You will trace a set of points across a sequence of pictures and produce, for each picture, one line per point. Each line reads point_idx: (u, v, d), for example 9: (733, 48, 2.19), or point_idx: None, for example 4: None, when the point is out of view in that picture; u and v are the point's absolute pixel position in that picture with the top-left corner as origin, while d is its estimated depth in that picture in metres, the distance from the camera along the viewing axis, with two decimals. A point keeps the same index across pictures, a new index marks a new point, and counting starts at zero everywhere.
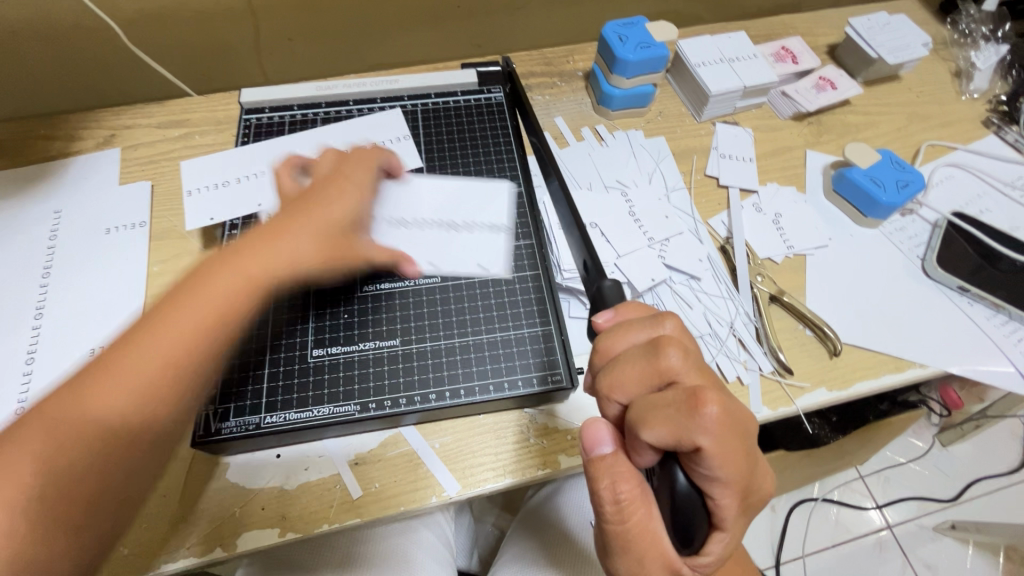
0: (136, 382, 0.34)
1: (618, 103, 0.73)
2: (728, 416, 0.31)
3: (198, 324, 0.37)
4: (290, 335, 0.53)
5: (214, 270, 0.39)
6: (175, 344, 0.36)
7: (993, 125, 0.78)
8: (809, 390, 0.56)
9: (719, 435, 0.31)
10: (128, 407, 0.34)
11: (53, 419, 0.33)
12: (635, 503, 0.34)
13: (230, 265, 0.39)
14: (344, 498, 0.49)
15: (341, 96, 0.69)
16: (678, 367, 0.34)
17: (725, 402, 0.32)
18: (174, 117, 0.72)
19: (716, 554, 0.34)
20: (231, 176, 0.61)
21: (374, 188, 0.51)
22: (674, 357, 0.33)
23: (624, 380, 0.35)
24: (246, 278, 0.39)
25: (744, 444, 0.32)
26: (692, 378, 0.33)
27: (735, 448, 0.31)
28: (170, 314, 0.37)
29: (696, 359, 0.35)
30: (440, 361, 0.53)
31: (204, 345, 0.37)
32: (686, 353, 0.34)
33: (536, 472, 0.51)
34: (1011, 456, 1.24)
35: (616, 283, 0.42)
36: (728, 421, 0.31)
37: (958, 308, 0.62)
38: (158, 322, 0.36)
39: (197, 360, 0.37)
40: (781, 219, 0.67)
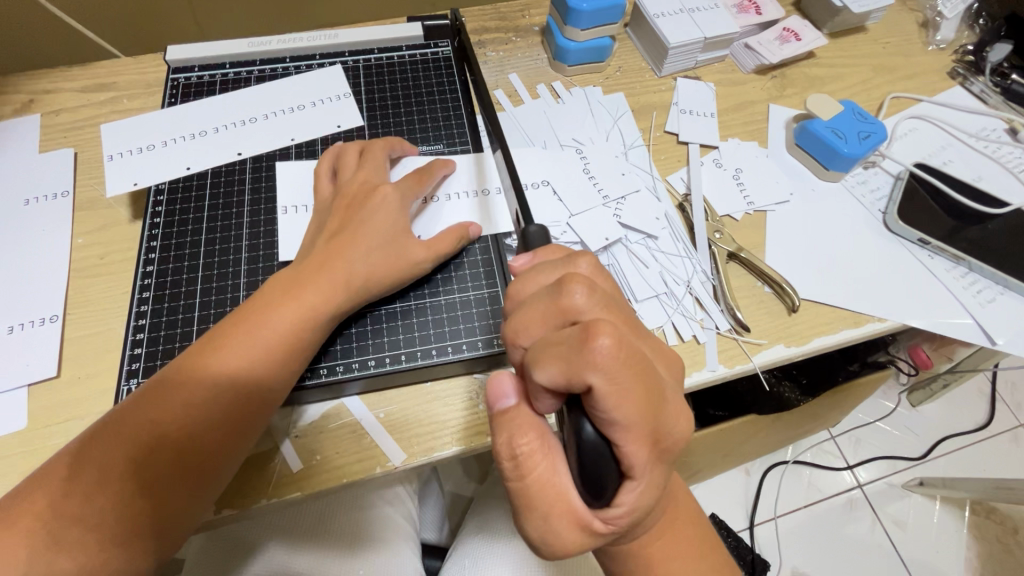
0: (247, 362, 0.43)
1: (575, 58, 0.70)
2: (624, 350, 0.30)
3: (283, 326, 0.44)
4: (220, 305, 0.51)
5: (293, 301, 0.45)
6: (269, 339, 0.44)
7: (958, 76, 0.76)
8: (767, 346, 0.55)
9: (610, 370, 0.29)
10: (239, 384, 0.43)
11: (190, 385, 0.42)
12: (536, 456, 0.33)
13: (303, 296, 0.45)
14: (283, 473, 0.47)
15: (276, 53, 0.64)
16: (580, 304, 0.33)
17: (620, 337, 0.31)
18: (99, 80, 0.67)
19: (630, 507, 0.32)
20: (158, 139, 0.58)
21: (412, 176, 0.53)
22: (575, 294, 0.33)
23: (527, 324, 0.34)
24: (323, 293, 0.46)
25: (646, 381, 0.31)
26: (594, 314, 0.33)
27: (631, 384, 0.30)
28: (269, 310, 0.45)
29: (602, 297, 0.34)
30: (380, 326, 0.51)
31: (287, 352, 0.44)
32: (591, 290, 0.33)
33: (484, 440, 0.49)
34: (978, 413, 1.27)
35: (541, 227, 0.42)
36: (623, 357, 0.30)
37: (918, 261, 0.61)
38: (246, 339, 0.44)
39: (279, 376, 0.44)
40: (741, 174, 0.65)
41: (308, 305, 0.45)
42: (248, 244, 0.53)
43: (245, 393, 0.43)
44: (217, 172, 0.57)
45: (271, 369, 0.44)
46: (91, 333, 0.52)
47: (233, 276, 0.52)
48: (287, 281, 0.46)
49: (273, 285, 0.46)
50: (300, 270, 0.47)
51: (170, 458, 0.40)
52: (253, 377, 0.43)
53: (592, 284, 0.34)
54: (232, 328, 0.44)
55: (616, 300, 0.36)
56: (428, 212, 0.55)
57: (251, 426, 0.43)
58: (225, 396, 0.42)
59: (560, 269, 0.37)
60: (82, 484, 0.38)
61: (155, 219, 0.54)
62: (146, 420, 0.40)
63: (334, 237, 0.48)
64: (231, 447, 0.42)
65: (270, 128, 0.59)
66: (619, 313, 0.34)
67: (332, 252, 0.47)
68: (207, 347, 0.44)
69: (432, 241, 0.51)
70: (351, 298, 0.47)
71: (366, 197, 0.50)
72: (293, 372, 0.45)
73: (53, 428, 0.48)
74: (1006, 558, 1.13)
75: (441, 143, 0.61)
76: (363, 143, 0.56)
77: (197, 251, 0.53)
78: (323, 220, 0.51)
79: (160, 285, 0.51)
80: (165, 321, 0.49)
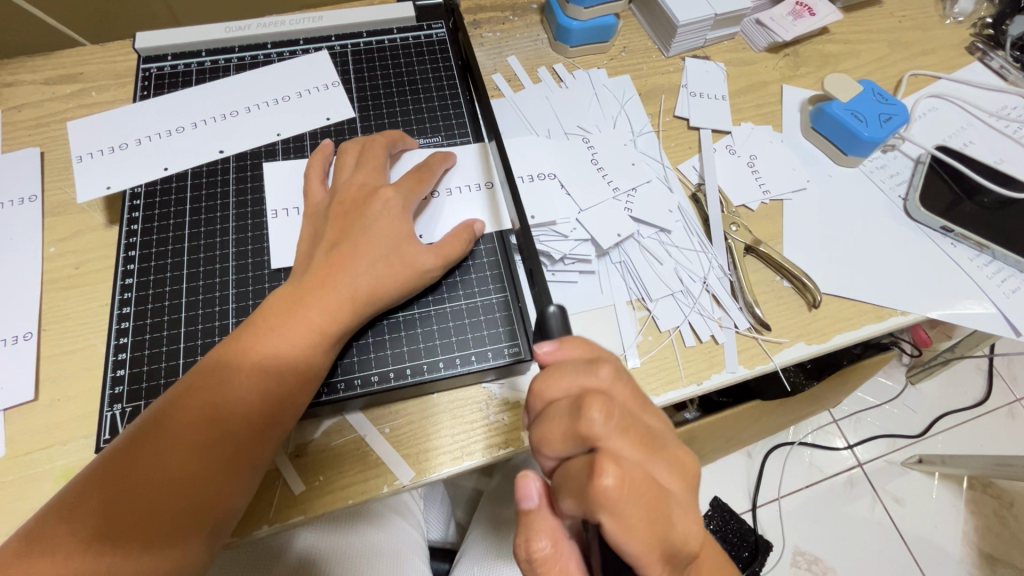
0: (259, 378, 0.41)
1: (578, 39, 0.65)
2: (629, 483, 0.30)
3: (294, 341, 0.42)
4: (208, 319, 0.47)
5: (293, 321, 0.42)
6: (278, 354, 0.41)
7: (977, 51, 0.72)
8: (788, 345, 0.53)
9: (614, 508, 0.30)
10: (249, 403, 0.40)
11: (200, 402, 0.40)
12: (549, 562, 0.34)
13: (305, 316, 0.42)
14: (285, 496, 0.45)
15: (256, 39, 0.59)
16: (598, 430, 0.31)
17: (625, 469, 0.30)
18: (65, 71, 0.62)
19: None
20: (131, 137, 0.53)
21: (415, 176, 0.49)
22: (594, 418, 0.31)
23: (550, 439, 0.33)
24: (332, 305, 0.43)
25: (654, 512, 0.31)
26: (611, 440, 0.31)
27: (641, 517, 0.30)
28: (279, 323, 0.42)
29: (620, 418, 0.32)
30: (382, 338, 0.47)
31: (297, 367, 0.42)
32: (610, 413, 0.32)
33: (498, 453, 0.47)
34: (978, 390, 1.26)
35: (560, 311, 0.37)
36: (629, 491, 0.30)
37: (939, 250, 0.59)
38: (246, 367, 0.41)
39: (295, 389, 0.42)
40: (755, 161, 0.62)
41: (311, 325, 0.42)
42: (236, 251, 0.50)
43: (250, 421, 0.40)
44: (198, 172, 0.53)
45: (275, 398, 0.41)
46: (69, 350, 0.49)
47: (221, 288, 0.48)
48: (287, 301, 0.43)
49: (271, 304, 0.43)
50: (298, 289, 0.44)
51: (170, 494, 0.37)
52: (256, 403, 0.41)
53: (612, 404, 0.32)
54: (232, 352, 0.42)
55: (637, 414, 0.34)
56: (431, 210, 0.52)
57: (257, 455, 0.41)
58: (228, 424, 0.40)
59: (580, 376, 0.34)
60: (79, 523, 0.36)
61: (132, 226, 0.50)
62: (142, 453, 0.38)
63: (335, 248, 0.45)
64: (244, 464, 0.40)
65: (253, 123, 0.55)
66: (636, 432, 0.32)
67: (330, 268, 0.44)
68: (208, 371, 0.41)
69: (441, 246, 0.47)
70: (354, 316, 0.44)
71: (366, 201, 0.47)
72: (300, 395, 0.42)
73: (33, 455, 0.45)
74: (1003, 532, 1.14)
75: (439, 136, 0.56)
76: (361, 141, 0.52)
77: (180, 261, 0.49)
78: (319, 225, 0.47)
79: (142, 299, 0.47)
80: (149, 339, 0.46)
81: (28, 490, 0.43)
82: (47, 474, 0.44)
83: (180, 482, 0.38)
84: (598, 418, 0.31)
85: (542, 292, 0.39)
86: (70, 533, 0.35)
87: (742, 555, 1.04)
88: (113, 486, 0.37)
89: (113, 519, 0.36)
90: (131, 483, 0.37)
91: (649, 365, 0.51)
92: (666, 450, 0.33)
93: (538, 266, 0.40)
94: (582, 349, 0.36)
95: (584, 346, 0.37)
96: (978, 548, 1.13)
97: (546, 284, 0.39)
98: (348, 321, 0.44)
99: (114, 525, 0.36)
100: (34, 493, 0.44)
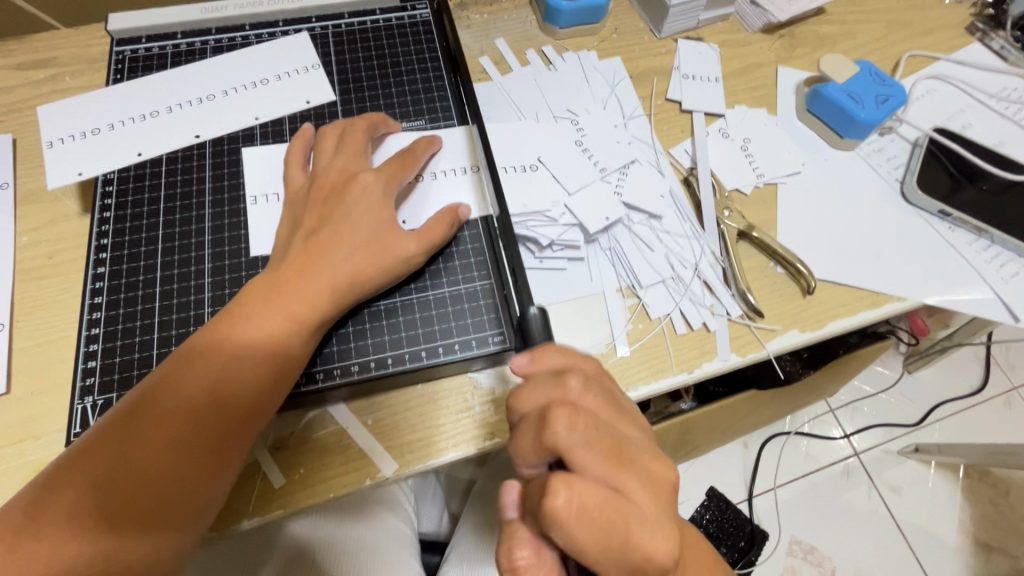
0: (236, 368, 0.39)
1: (567, 20, 0.64)
2: (587, 500, 0.29)
3: (273, 329, 0.40)
4: (183, 309, 0.45)
5: (284, 300, 0.41)
6: (257, 342, 0.40)
7: (978, 31, 0.71)
8: (781, 332, 0.51)
9: (570, 527, 0.29)
10: (227, 393, 0.39)
11: (175, 394, 0.38)
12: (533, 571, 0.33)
13: (297, 297, 0.41)
14: (264, 489, 0.43)
15: (234, 20, 0.57)
16: (562, 442, 0.31)
17: (585, 487, 0.29)
18: (38, 55, 0.60)
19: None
20: (103, 121, 0.51)
21: (398, 161, 0.48)
22: (559, 429, 0.31)
23: (523, 451, 0.33)
24: (313, 292, 0.42)
25: (614, 526, 0.30)
26: (574, 451, 0.31)
27: (597, 530, 0.29)
28: (258, 311, 0.41)
29: (587, 430, 0.32)
30: (363, 327, 0.46)
31: (277, 356, 0.40)
32: (575, 422, 0.31)
33: (483, 443, 0.46)
34: (975, 378, 1.25)
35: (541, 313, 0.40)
36: (584, 509, 0.29)
37: (937, 234, 0.58)
38: (224, 356, 0.40)
39: (276, 378, 0.41)
40: (749, 144, 0.60)
41: (303, 306, 0.41)
42: (212, 238, 0.48)
43: (229, 411, 0.39)
44: (173, 158, 0.51)
45: (254, 388, 0.40)
46: (43, 342, 0.47)
47: (196, 276, 0.47)
48: (276, 281, 0.42)
49: (251, 290, 0.42)
50: (278, 276, 0.42)
51: (162, 476, 0.37)
52: (251, 384, 0.40)
53: (577, 415, 0.32)
54: (225, 328, 0.40)
55: (606, 424, 0.33)
56: (415, 196, 0.50)
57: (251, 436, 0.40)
58: (222, 405, 0.39)
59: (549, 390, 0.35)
60: (66, 504, 0.35)
61: (105, 214, 0.49)
62: (118, 442, 0.36)
63: (313, 236, 0.44)
64: (223, 455, 0.39)
65: (231, 107, 0.53)
66: (603, 447, 0.32)
67: (309, 256, 0.43)
68: (198, 350, 0.40)
69: (422, 232, 0.46)
70: (335, 307, 0.42)
71: (345, 186, 0.45)
72: (295, 373, 0.42)
73: (6, 450, 0.43)
74: (999, 520, 1.14)
75: (423, 119, 0.55)
76: (342, 124, 0.50)
77: (155, 248, 0.48)
78: (299, 212, 0.46)
79: (114, 289, 0.46)
80: (122, 330, 0.45)
81: (1, 486, 0.42)
82: (19, 469, 0.43)
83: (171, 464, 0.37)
84: (563, 432, 0.31)
85: (526, 297, 0.40)
86: (56, 516, 0.34)
87: (738, 544, 1.06)
88: (101, 467, 0.36)
89: (102, 500, 0.35)
90: (120, 465, 0.36)
91: (638, 353, 0.50)
92: (639, 467, 0.32)
93: (520, 264, 0.41)
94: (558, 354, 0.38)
95: (560, 353, 0.38)
96: (973, 537, 1.13)
97: (528, 284, 0.41)
98: (329, 308, 0.42)
99: (103, 506, 0.35)
100: (7, 489, 0.42)
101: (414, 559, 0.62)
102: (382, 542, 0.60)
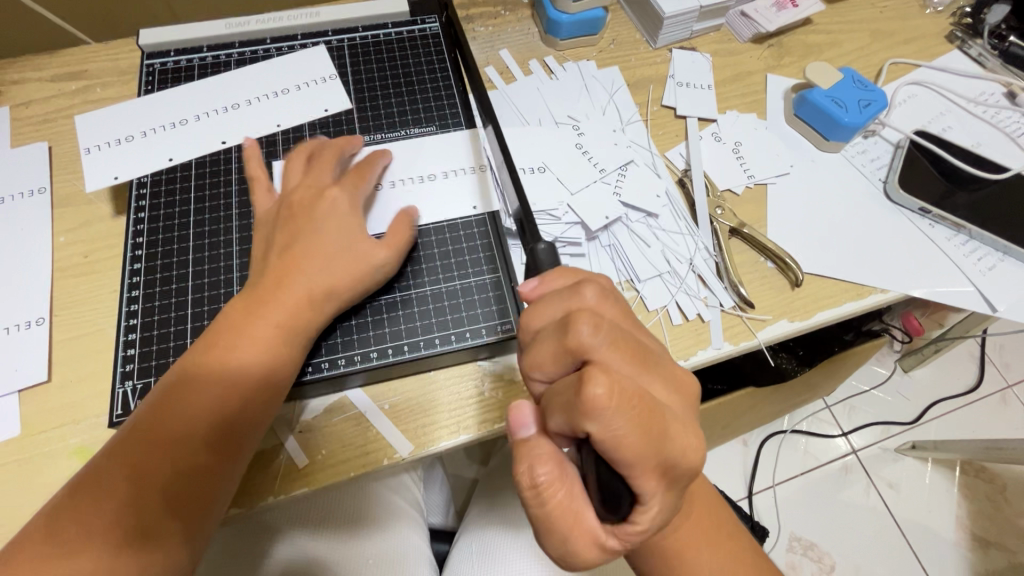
0: (234, 375, 0.42)
1: (567, 31, 0.67)
2: (619, 392, 0.30)
3: (267, 337, 0.43)
4: (214, 301, 0.49)
5: (267, 316, 0.44)
6: (251, 350, 0.43)
7: (957, 39, 0.74)
8: (771, 322, 0.55)
9: (605, 417, 0.30)
10: (225, 399, 0.42)
11: (179, 402, 0.41)
12: (555, 486, 0.34)
13: (278, 310, 0.44)
14: (290, 468, 0.47)
15: (256, 35, 0.61)
16: (586, 342, 0.33)
17: (617, 378, 0.31)
18: (70, 68, 0.64)
19: (645, 527, 0.33)
20: (136, 129, 0.55)
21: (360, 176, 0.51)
22: (583, 330, 0.33)
23: (540, 359, 0.35)
24: (304, 299, 0.45)
25: (652, 426, 0.31)
26: (601, 349, 0.33)
27: (630, 428, 0.30)
28: (254, 321, 0.44)
29: (611, 332, 0.34)
30: (381, 316, 0.49)
31: (270, 363, 0.43)
32: (598, 326, 0.33)
33: (493, 425, 0.49)
34: (969, 377, 1.28)
35: (549, 246, 0.40)
36: (619, 399, 0.30)
37: (919, 230, 0.61)
38: (224, 364, 0.42)
39: (270, 383, 0.43)
40: (740, 147, 0.64)
41: (288, 315, 0.44)
42: (239, 236, 0.52)
43: (228, 414, 0.42)
44: (201, 162, 0.55)
45: (250, 393, 0.43)
46: (80, 334, 0.51)
47: (225, 271, 0.50)
48: (257, 301, 0.44)
49: (252, 298, 0.45)
50: (259, 290, 0.45)
51: (163, 491, 0.39)
52: (241, 397, 0.42)
53: (599, 319, 0.34)
54: (220, 342, 0.43)
55: (625, 330, 0.35)
56: (379, 205, 0.53)
57: (245, 446, 0.43)
58: (215, 420, 0.41)
59: (565, 302, 0.37)
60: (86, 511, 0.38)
61: (139, 214, 0.52)
62: (129, 450, 0.40)
63: (286, 252, 0.46)
64: (224, 457, 0.41)
65: (255, 115, 0.57)
66: (627, 346, 0.34)
67: (285, 269, 0.46)
68: (189, 372, 0.43)
69: (388, 238, 0.49)
70: (315, 314, 0.45)
71: (314, 203, 0.48)
72: (286, 382, 0.44)
73: (49, 433, 0.47)
74: (995, 515, 1.16)
75: (433, 124, 0.58)
76: (308, 143, 0.53)
77: (187, 246, 0.51)
78: (269, 232, 0.48)
79: (149, 282, 0.49)
80: (158, 320, 0.48)
81: (45, 466, 0.45)
82: (60, 451, 0.46)
83: (170, 479, 0.40)
84: (585, 333, 0.33)
85: (534, 235, 0.42)
86: (69, 534, 0.38)
87: None
88: (107, 487, 0.39)
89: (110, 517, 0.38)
90: (123, 484, 0.39)
91: None
92: (662, 368, 0.35)
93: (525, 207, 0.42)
94: (567, 277, 0.39)
95: (570, 275, 0.39)
96: (970, 532, 1.15)
97: (536, 222, 0.42)
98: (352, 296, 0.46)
99: (114, 516, 0.38)
100: (50, 469, 0.45)
101: (423, 565, 0.63)
102: (383, 556, 0.61)
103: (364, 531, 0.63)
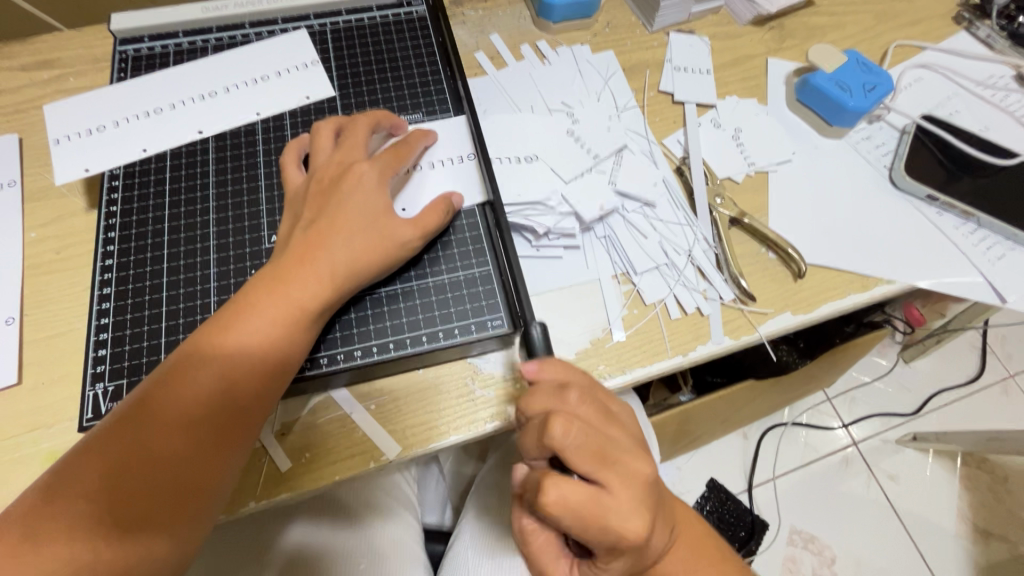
0: (235, 364, 0.40)
1: (560, 14, 0.65)
2: (570, 501, 0.36)
3: (268, 324, 0.41)
4: (190, 299, 0.47)
5: (277, 294, 0.42)
6: (252, 336, 0.41)
7: (964, 21, 0.72)
8: (773, 315, 0.53)
9: (560, 514, 0.36)
10: (225, 388, 0.40)
11: (176, 390, 0.39)
12: (525, 518, 0.43)
13: (288, 291, 0.42)
14: (271, 473, 0.45)
15: (234, 19, 0.59)
16: (556, 445, 0.36)
17: (568, 489, 0.36)
18: (41, 56, 0.61)
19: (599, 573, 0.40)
20: (108, 119, 0.53)
21: (392, 155, 0.49)
22: (555, 432, 0.36)
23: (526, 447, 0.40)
24: (311, 284, 0.42)
25: (594, 524, 0.36)
26: (569, 457, 0.36)
27: (580, 521, 0.36)
28: (254, 309, 0.41)
29: (579, 432, 0.37)
30: (365, 313, 0.47)
31: (273, 350, 0.41)
32: (569, 426, 0.36)
33: (482, 426, 0.47)
34: (971, 367, 1.26)
35: (545, 338, 0.43)
36: (568, 502, 0.36)
37: (925, 218, 0.59)
38: (223, 352, 0.40)
39: (275, 369, 0.41)
40: (741, 134, 0.61)
41: (289, 301, 0.42)
42: (217, 229, 0.49)
43: (227, 405, 0.40)
44: (177, 153, 0.52)
45: (252, 383, 0.40)
46: (52, 334, 0.48)
47: (201, 267, 0.48)
48: (266, 280, 0.43)
49: (253, 285, 0.43)
50: (276, 269, 0.43)
51: (163, 472, 0.38)
52: (245, 379, 0.40)
53: (571, 421, 0.36)
54: (221, 326, 0.41)
55: (597, 430, 0.38)
56: (410, 184, 0.51)
57: (244, 432, 0.40)
58: (215, 409, 0.39)
59: (551, 398, 0.39)
60: (77, 500, 0.36)
61: (112, 208, 0.50)
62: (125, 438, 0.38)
63: (311, 229, 0.44)
64: (224, 449, 0.40)
65: (232, 103, 0.54)
66: (594, 448, 0.37)
67: (308, 244, 0.43)
68: (189, 352, 0.40)
69: (418, 218, 0.47)
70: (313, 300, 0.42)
71: (342, 178, 0.46)
72: (290, 371, 0.42)
73: (18, 439, 0.45)
74: (997, 506, 1.15)
75: (420, 112, 0.56)
76: (338, 122, 0.51)
77: (160, 240, 0.49)
78: (297, 206, 0.47)
79: (122, 280, 0.47)
80: (131, 319, 0.46)
81: (16, 473, 0.43)
82: (31, 457, 0.44)
83: (167, 471, 0.38)
84: (557, 435, 0.36)
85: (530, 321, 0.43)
86: (62, 517, 0.35)
87: (737, 534, 1.10)
88: (103, 472, 0.37)
89: (102, 497, 0.36)
90: (121, 462, 0.37)
91: (634, 338, 0.51)
92: (622, 467, 0.38)
93: (522, 280, 0.45)
94: (560, 371, 0.41)
95: (563, 369, 0.41)
96: (972, 524, 1.13)
97: (531, 310, 0.44)
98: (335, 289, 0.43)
99: (108, 508, 0.36)
100: (20, 476, 0.44)
101: (417, 567, 0.61)
102: (379, 555, 0.59)
103: (355, 533, 0.60)
